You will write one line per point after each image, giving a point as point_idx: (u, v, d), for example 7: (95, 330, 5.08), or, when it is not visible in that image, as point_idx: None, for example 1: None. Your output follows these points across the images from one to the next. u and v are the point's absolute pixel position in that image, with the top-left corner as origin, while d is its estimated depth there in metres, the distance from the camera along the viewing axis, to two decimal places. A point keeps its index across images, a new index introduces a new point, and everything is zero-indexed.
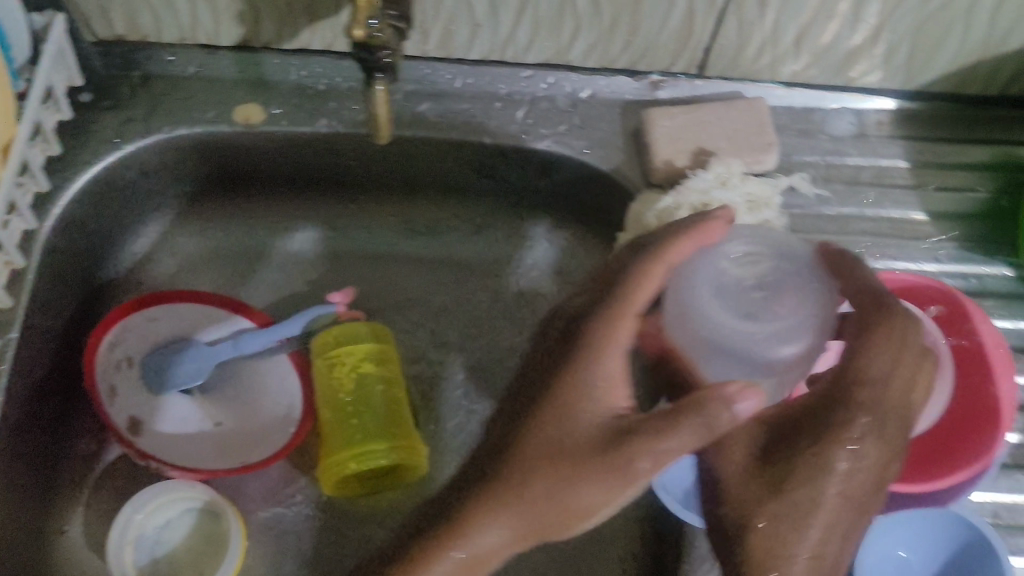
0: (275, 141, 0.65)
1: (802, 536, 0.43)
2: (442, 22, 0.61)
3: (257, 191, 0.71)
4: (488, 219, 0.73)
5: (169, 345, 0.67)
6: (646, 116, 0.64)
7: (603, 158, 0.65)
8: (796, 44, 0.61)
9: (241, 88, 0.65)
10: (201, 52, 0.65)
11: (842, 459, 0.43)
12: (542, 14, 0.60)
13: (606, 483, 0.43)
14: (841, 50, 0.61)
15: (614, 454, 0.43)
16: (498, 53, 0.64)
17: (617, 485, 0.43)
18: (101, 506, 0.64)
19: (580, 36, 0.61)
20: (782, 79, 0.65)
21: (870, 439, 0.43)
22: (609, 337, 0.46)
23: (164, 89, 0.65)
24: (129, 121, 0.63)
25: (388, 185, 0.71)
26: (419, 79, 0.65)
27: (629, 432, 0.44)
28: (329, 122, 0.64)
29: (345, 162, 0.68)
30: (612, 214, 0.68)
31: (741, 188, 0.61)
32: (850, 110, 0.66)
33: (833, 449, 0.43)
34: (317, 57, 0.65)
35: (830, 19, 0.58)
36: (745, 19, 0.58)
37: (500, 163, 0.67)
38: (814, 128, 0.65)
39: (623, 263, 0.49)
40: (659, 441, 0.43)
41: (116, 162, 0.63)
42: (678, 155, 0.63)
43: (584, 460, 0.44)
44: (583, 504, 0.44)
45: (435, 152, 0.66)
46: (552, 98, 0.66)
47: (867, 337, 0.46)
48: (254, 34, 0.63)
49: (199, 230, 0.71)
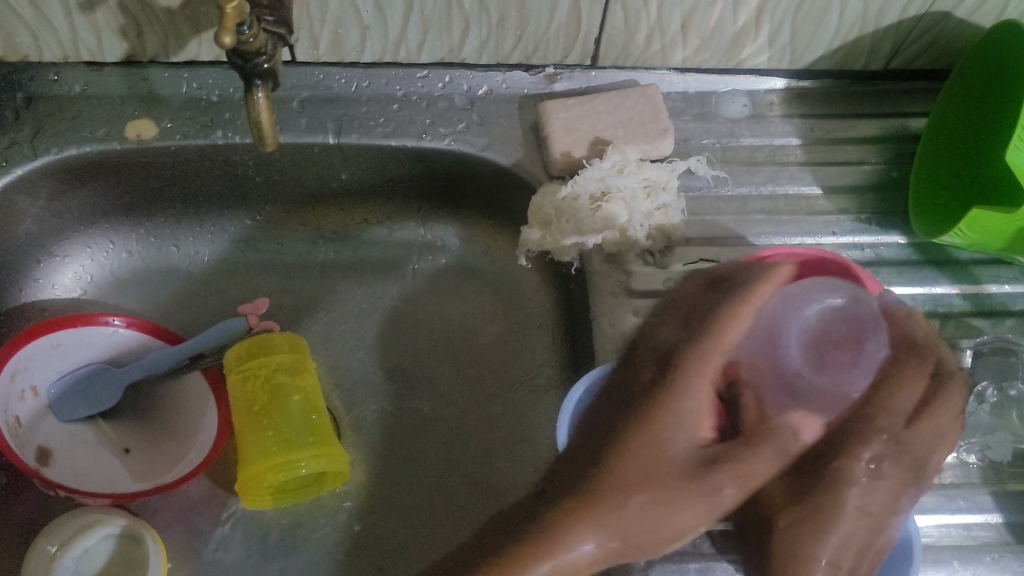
0: (170, 156, 0.64)
1: (823, 542, 0.47)
2: (330, 26, 0.60)
3: (160, 210, 0.70)
4: (398, 220, 0.73)
5: (75, 373, 0.65)
6: (542, 108, 0.65)
7: (504, 154, 0.65)
8: (684, 31, 0.61)
9: (131, 104, 0.64)
10: (87, 70, 0.64)
11: (863, 472, 0.50)
12: (429, 13, 0.59)
13: (705, 503, 0.47)
14: (727, 34, 0.62)
15: (704, 479, 0.47)
16: (391, 54, 0.64)
17: (708, 505, 0.47)
18: (12, 540, 0.62)
19: (470, 33, 0.61)
20: (675, 66, 0.66)
21: (886, 461, 0.50)
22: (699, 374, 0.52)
23: (50, 110, 0.63)
24: (14, 145, 0.62)
25: (294, 194, 0.71)
26: (314, 84, 0.65)
27: (717, 460, 0.48)
28: (224, 134, 0.64)
29: (247, 173, 0.67)
30: (517, 207, 0.69)
31: (637, 175, 0.62)
32: (742, 92, 0.67)
33: (852, 464, 0.50)
34: (207, 68, 0.64)
35: (713, 5, 0.59)
36: (630, 8, 0.59)
37: (403, 167, 0.68)
38: (709, 112, 0.67)
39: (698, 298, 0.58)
40: (748, 467, 0.48)
41: (5, 188, 0.61)
42: (576, 146, 0.64)
43: (678, 484, 0.47)
44: (682, 525, 0.48)
45: (337, 158, 0.66)
46: (450, 96, 0.66)
47: (886, 381, 0.52)
48: (140, 49, 0.62)
49: (103, 252, 0.70)
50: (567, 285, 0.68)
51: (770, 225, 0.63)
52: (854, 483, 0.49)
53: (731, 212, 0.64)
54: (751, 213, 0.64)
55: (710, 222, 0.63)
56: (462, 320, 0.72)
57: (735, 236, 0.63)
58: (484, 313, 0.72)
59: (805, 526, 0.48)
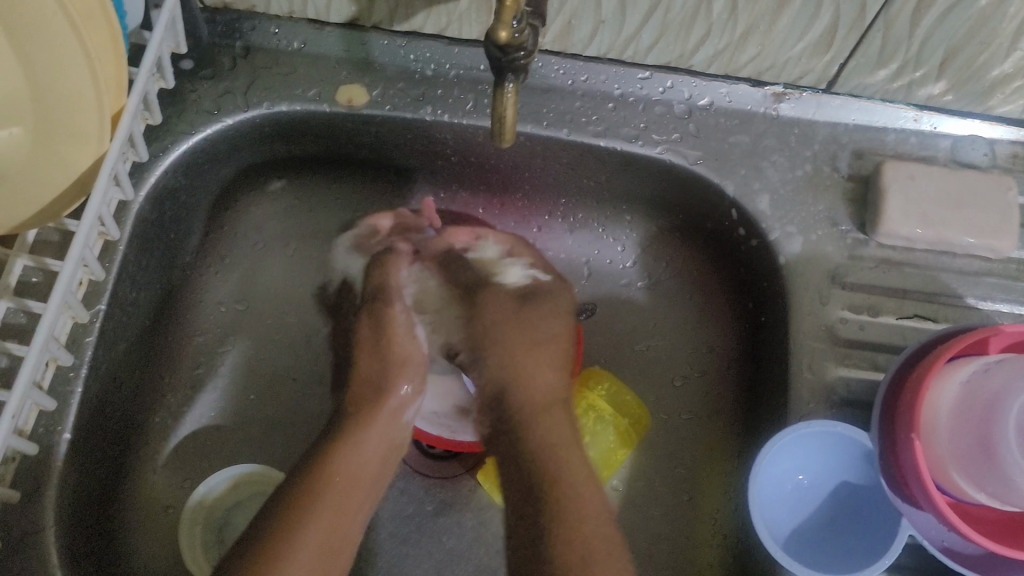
0: (375, 123, 0.63)
1: (918, 511, 0.50)
2: (565, 17, 0.57)
3: (352, 172, 0.69)
4: (584, 218, 0.71)
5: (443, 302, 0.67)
6: (730, 143, 0.62)
7: (716, 169, 0.61)
8: (941, 68, 0.57)
9: (346, 68, 0.62)
10: (308, 28, 0.62)
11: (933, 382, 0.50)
12: (672, 18, 0.56)
13: (916, 479, 0.49)
14: (987, 77, 0.57)
15: (904, 424, 0.50)
16: (617, 51, 0.60)
17: (899, 433, 0.50)
18: (173, 478, 0.63)
19: (707, 42, 0.58)
20: (915, 102, 0.61)
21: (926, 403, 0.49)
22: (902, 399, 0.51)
23: (266, 62, 0.62)
24: (228, 93, 0.61)
25: (484, 177, 0.68)
26: (886, 191, 0.58)
27: (892, 415, 0.51)
28: (433, 111, 0.62)
29: (443, 150, 0.66)
30: (702, 218, 0.65)
31: (850, 208, 0.60)
32: (984, 139, 0.62)
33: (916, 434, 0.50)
34: (427, 41, 0.62)
35: (982, 46, 0.54)
36: (891, 38, 0.55)
37: (604, 169, 0.65)
38: (942, 157, 0.62)
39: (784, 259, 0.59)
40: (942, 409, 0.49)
41: (214, 134, 0.61)
42: (793, 177, 0.61)
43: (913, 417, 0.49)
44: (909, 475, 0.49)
45: (540, 152, 0.64)
46: (668, 103, 0.62)
47: (841, 425, 0.53)
48: (366, 13, 0.60)
49: (310, 203, 0.71)
50: (756, 320, 0.63)
51: (999, 289, 0.59)
52: (907, 495, 0.50)
53: (955, 267, 0.59)
54: (977, 273, 0.59)
55: (931, 277, 0.59)
56: (634, 329, 0.69)
57: (955, 294, 0.59)
58: (656, 328, 0.69)
59: (921, 490, 0.48)
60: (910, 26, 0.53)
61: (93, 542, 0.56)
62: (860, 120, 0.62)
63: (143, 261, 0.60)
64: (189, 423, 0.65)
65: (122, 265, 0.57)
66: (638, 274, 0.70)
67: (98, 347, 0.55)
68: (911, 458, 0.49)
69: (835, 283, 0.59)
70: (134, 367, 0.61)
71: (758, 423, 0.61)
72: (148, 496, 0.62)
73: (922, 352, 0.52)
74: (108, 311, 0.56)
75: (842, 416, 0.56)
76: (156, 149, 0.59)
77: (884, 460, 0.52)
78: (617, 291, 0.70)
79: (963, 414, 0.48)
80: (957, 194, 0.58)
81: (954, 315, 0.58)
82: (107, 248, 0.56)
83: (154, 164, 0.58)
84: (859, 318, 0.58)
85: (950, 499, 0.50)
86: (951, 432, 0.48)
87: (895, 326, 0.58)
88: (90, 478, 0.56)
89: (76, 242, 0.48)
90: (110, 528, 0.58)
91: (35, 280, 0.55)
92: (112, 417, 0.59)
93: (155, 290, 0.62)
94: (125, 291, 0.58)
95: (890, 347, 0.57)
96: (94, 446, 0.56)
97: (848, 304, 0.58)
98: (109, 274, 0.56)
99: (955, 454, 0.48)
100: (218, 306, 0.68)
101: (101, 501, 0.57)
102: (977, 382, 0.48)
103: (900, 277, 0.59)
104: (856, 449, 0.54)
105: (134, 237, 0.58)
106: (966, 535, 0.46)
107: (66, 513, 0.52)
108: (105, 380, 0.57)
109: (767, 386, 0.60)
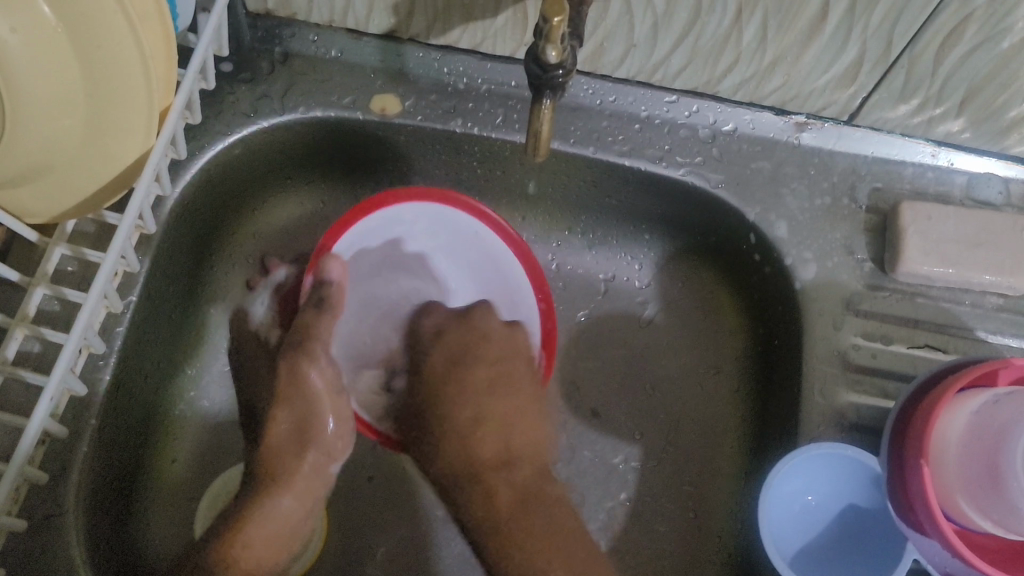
0: (407, 133, 0.65)
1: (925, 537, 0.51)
2: (598, 39, 0.59)
3: (381, 178, 0.71)
4: (602, 235, 0.72)
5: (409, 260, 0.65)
6: (752, 168, 0.64)
7: (738, 193, 0.63)
8: (962, 105, 0.58)
9: (382, 78, 0.64)
10: (346, 37, 0.64)
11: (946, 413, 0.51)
12: (702, 45, 0.57)
13: (924, 506, 0.50)
14: (1005, 118, 0.59)
15: (913, 451, 0.52)
16: (646, 75, 0.62)
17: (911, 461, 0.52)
18: (188, 465, 0.64)
19: (736, 70, 0.60)
20: (934, 138, 0.63)
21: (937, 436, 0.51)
22: (913, 428, 0.52)
23: (303, 68, 0.64)
24: (265, 97, 0.62)
25: (510, 189, 0.70)
26: (903, 232, 0.60)
27: (902, 443, 0.53)
28: (463, 123, 0.64)
29: (470, 160, 0.67)
30: (719, 239, 0.67)
31: (866, 235, 0.62)
32: (999, 177, 0.64)
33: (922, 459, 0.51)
34: (460, 55, 0.64)
35: (1004, 87, 0.56)
36: (916, 75, 0.56)
37: (626, 188, 0.66)
38: (958, 193, 0.63)
39: (800, 283, 0.61)
40: (951, 441, 0.50)
41: (251, 136, 0.62)
42: (812, 205, 0.63)
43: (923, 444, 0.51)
44: (914, 501, 0.51)
45: (567, 168, 0.65)
46: (693, 126, 0.64)
47: (850, 450, 0.54)
48: (405, 25, 0.62)
49: (337, 207, 0.72)
50: (771, 343, 0.65)
51: (1008, 324, 0.61)
52: (912, 519, 0.51)
53: (966, 298, 0.61)
54: (986, 306, 0.61)
55: (942, 309, 0.60)
56: (647, 344, 0.71)
57: (965, 327, 0.60)
58: (670, 347, 0.70)
59: (926, 515, 0.50)
60: (934, 64, 0.55)
61: (112, 524, 0.57)
62: (879, 153, 0.64)
63: (173, 256, 0.61)
64: (206, 413, 0.66)
65: (155, 257, 0.58)
66: (652, 295, 0.72)
67: (128, 335, 0.56)
68: (918, 482, 0.51)
69: (849, 310, 0.60)
70: (159, 356, 0.63)
71: (769, 444, 0.62)
72: (163, 483, 0.63)
73: (933, 380, 0.54)
74: (139, 302, 0.57)
75: (850, 439, 0.57)
76: (193, 148, 0.60)
77: (892, 485, 0.53)
78: (631, 305, 0.72)
79: (972, 445, 0.49)
80: (975, 232, 0.60)
81: (963, 347, 0.60)
82: (142, 242, 0.57)
83: (191, 161, 0.60)
84: (871, 345, 0.59)
85: (955, 526, 0.51)
86: (961, 459, 0.49)
87: (905, 355, 0.59)
88: (111, 462, 0.57)
89: (120, 233, 0.50)
90: (128, 511, 0.59)
91: (70, 269, 0.57)
92: (135, 406, 0.60)
93: (182, 282, 0.64)
94: (157, 283, 0.60)
95: (901, 374, 0.59)
96: (117, 433, 0.57)
97: (861, 332, 0.60)
98: (143, 266, 0.57)
99: (964, 483, 0.49)
100: (240, 302, 0.69)
101: (121, 484, 0.58)
102: (983, 414, 0.49)
103: (912, 307, 0.60)
104: (865, 473, 0.55)
105: (167, 230, 0.59)
106: (971, 561, 0.47)
107: (88, 499, 0.53)
108: (131, 367, 0.58)
109: (778, 405, 0.62)
